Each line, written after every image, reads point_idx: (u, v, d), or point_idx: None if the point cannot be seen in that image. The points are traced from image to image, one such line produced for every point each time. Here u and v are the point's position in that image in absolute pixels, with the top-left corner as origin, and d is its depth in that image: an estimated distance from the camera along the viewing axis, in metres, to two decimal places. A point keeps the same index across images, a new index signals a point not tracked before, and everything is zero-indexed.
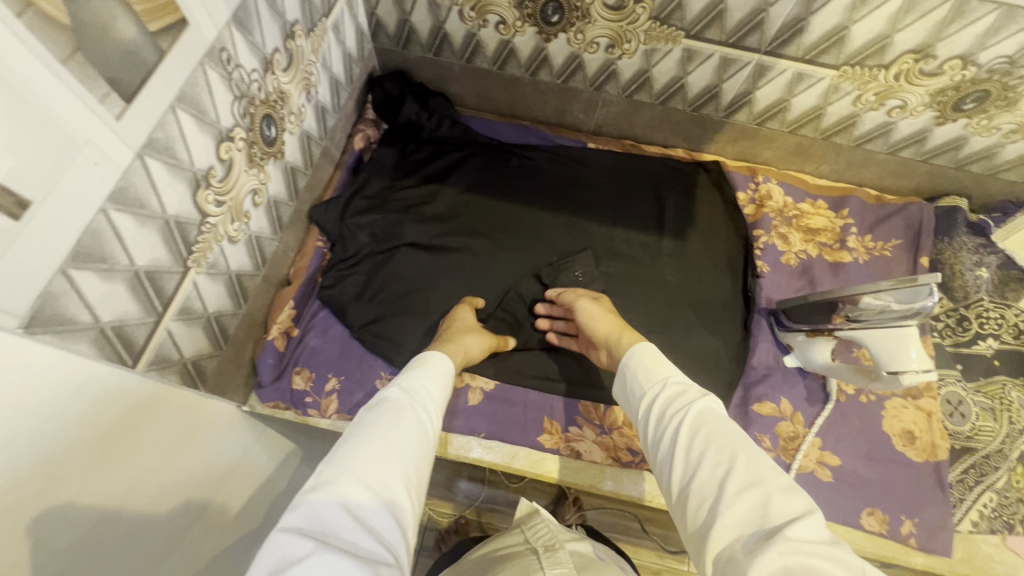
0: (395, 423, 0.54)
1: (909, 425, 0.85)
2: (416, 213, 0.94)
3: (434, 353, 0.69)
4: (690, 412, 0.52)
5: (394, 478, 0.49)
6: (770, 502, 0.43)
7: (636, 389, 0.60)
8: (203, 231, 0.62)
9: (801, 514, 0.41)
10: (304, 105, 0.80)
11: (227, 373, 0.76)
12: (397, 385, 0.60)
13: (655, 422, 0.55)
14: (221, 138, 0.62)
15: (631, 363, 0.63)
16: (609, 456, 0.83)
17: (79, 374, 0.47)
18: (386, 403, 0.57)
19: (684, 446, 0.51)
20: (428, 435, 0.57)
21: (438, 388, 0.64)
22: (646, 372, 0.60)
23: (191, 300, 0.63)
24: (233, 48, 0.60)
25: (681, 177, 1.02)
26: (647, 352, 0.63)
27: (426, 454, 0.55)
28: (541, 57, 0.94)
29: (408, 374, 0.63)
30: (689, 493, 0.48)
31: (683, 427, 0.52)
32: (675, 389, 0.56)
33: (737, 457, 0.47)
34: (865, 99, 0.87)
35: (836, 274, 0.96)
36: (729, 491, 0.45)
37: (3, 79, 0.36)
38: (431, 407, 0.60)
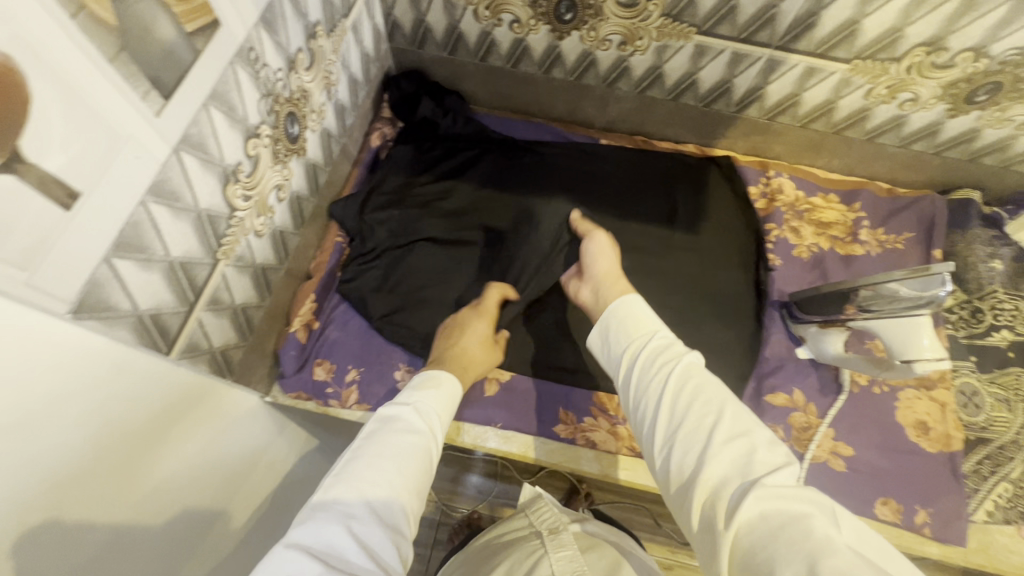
0: (399, 446, 0.58)
1: (923, 416, 0.86)
2: (433, 209, 0.96)
3: (446, 374, 0.72)
4: (679, 365, 0.53)
5: (395, 505, 0.54)
6: (756, 453, 0.46)
7: (621, 340, 0.60)
8: (231, 224, 0.64)
9: (779, 466, 0.45)
10: (325, 103, 0.82)
11: (252, 364, 0.78)
12: (408, 404, 0.64)
13: (641, 373, 0.56)
14: (248, 134, 0.64)
15: (615, 312, 0.62)
16: (623, 446, 0.84)
17: (121, 360, 0.50)
18: (394, 423, 0.61)
19: (671, 399, 0.52)
20: (433, 459, 0.61)
21: (447, 410, 0.67)
22: (632, 324, 0.60)
23: (220, 292, 0.65)
24: (261, 48, 0.62)
25: (692, 172, 1.04)
26: (632, 301, 0.62)
27: (428, 474, 0.60)
28: (554, 54, 0.95)
29: (419, 392, 0.67)
30: (676, 442, 0.50)
31: (671, 378, 0.53)
32: (661, 342, 0.57)
33: (726, 410, 0.49)
34: (877, 92, 0.88)
35: (848, 266, 0.96)
36: (717, 441, 0.47)
37: (60, 78, 0.39)
38: (438, 426, 0.65)
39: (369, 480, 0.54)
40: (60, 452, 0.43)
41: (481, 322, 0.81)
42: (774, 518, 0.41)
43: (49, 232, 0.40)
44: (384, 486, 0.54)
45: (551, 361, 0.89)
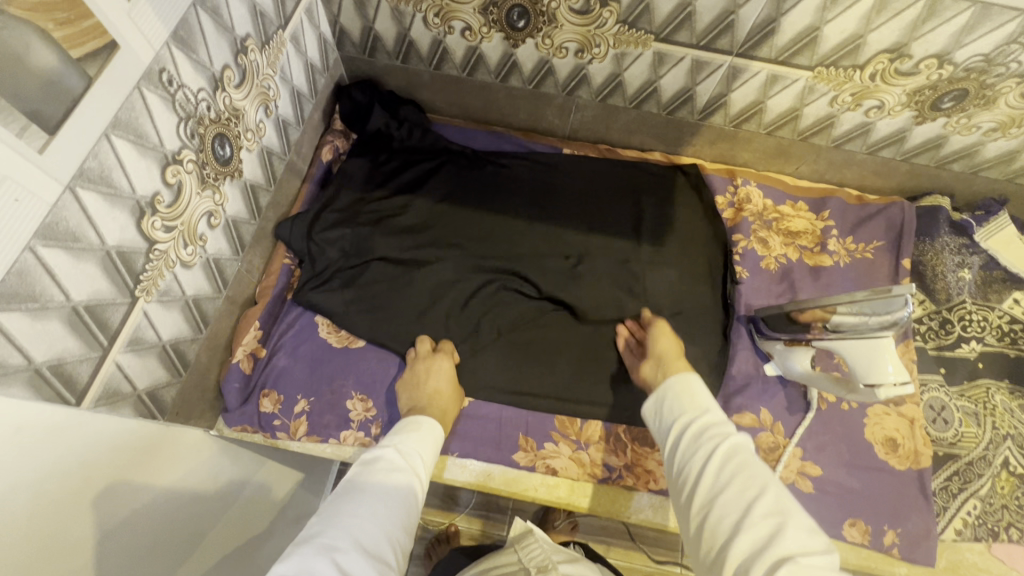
0: (384, 488, 0.60)
1: (891, 432, 0.84)
2: (386, 225, 0.92)
3: (427, 418, 0.75)
4: (728, 440, 0.56)
5: (381, 536, 0.55)
6: (793, 531, 0.47)
7: (671, 413, 0.64)
8: (151, 259, 0.60)
9: (814, 551, 0.46)
10: (262, 120, 0.77)
11: (191, 399, 0.74)
12: (393, 446, 0.67)
13: (688, 441, 0.59)
14: (166, 161, 0.59)
15: (669, 386, 0.66)
16: (585, 472, 0.81)
17: (18, 418, 0.46)
18: (379, 464, 0.63)
19: (712, 469, 0.54)
20: (415, 497, 0.62)
21: (428, 452, 0.70)
22: (684, 398, 0.64)
23: (142, 330, 0.61)
24: (175, 68, 0.58)
25: (659, 181, 1.00)
26: (689, 380, 0.66)
27: (411, 513, 0.61)
28: (510, 63, 0.91)
29: (400, 436, 0.69)
30: (711, 510, 0.52)
31: (718, 453, 0.55)
32: (712, 420, 0.59)
33: (767, 490, 0.51)
34: (842, 100, 0.85)
35: (817, 278, 0.94)
36: (756, 515, 0.49)
37: None
38: (421, 470, 0.67)
39: (352, 511, 0.56)
40: (23, 496, 0.45)
41: (441, 364, 0.81)
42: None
43: None
44: (370, 518, 0.56)
45: (511, 385, 0.85)
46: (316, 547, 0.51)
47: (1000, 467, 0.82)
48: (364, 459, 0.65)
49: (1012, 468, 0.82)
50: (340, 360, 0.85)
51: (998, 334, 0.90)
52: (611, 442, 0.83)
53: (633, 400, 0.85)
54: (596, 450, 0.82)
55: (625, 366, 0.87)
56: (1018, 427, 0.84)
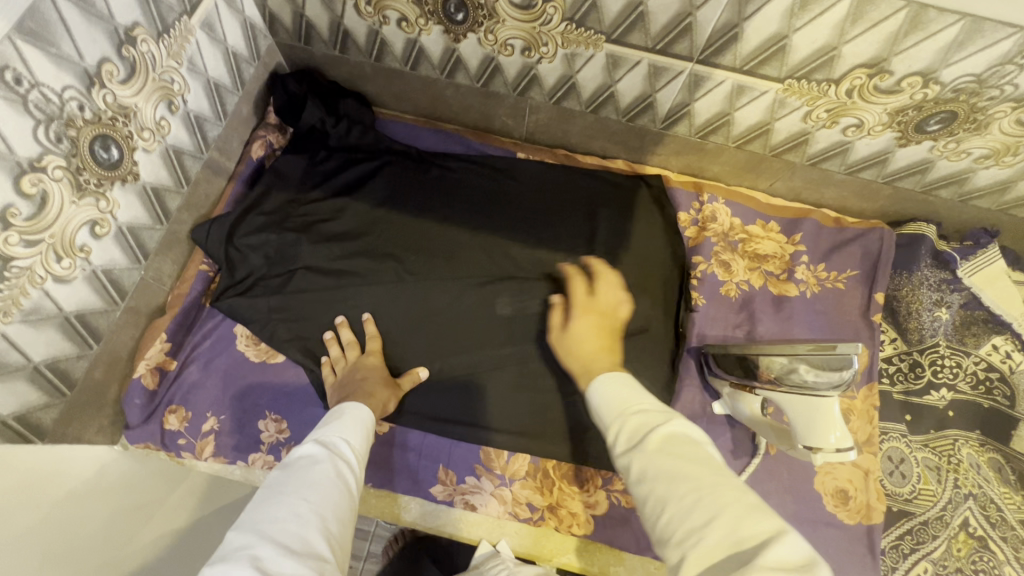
0: (313, 479, 0.52)
1: (843, 483, 0.78)
2: (315, 232, 0.86)
3: (355, 402, 0.67)
4: (654, 441, 0.47)
5: (313, 535, 0.47)
6: (740, 531, 0.40)
7: (600, 420, 0.54)
8: (7, 277, 0.54)
9: (775, 535, 0.39)
10: (165, 117, 0.70)
11: (84, 416, 0.70)
12: (316, 438, 0.59)
13: (619, 449, 0.50)
14: (20, 170, 0.53)
15: (596, 390, 0.56)
16: (507, 510, 0.76)
17: None
18: (302, 461, 0.55)
19: (643, 482, 0.46)
20: (349, 488, 0.55)
21: (360, 439, 0.62)
22: (612, 405, 0.54)
23: (2, 353, 0.56)
24: (25, 65, 0.51)
25: (616, 193, 0.93)
26: (617, 380, 0.56)
27: (348, 503, 0.53)
28: (454, 58, 0.83)
29: (323, 426, 0.61)
30: (662, 539, 0.43)
31: (647, 460, 0.46)
32: (634, 420, 0.51)
33: (705, 487, 0.43)
34: (816, 116, 0.76)
35: (779, 310, 0.86)
36: (697, 527, 0.41)
37: None
38: (353, 454, 0.59)
39: (276, 514, 0.48)
40: None
41: (372, 358, 0.78)
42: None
43: None
44: (294, 518, 0.47)
45: (435, 411, 0.80)
46: (233, 565, 0.42)
47: (958, 528, 0.76)
48: (285, 457, 0.56)
49: (972, 530, 0.76)
50: (254, 376, 0.80)
51: (972, 381, 0.83)
52: (537, 480, 0.77)
53: (564, 435, 0.79)
54: (521, 487, 0.77)
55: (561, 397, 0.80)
56: (981, 486, 0.78)
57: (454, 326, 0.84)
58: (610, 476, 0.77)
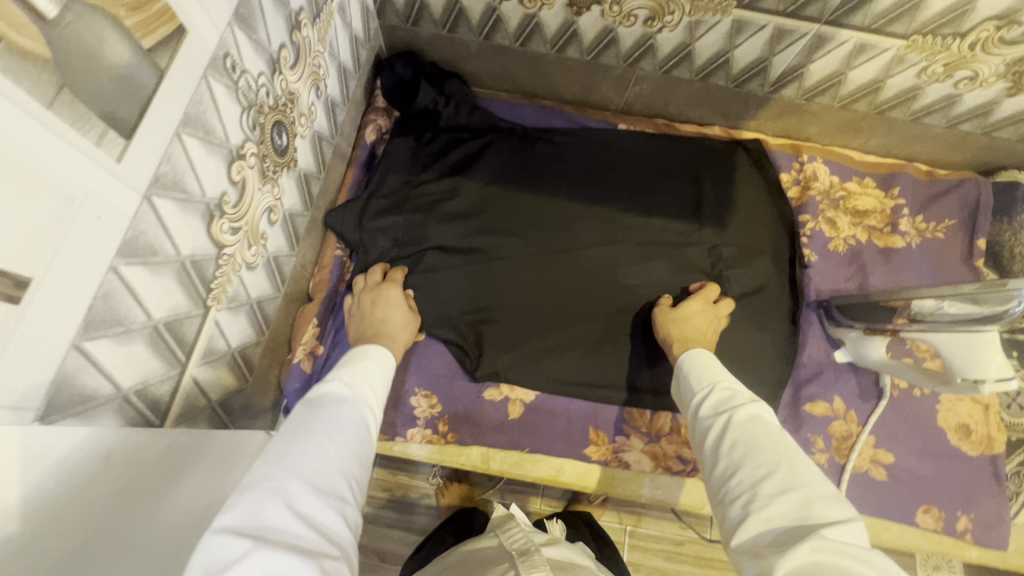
0: (336, 421, 0.52)
1: (965, 418, 0.83)
2: (438, 212, 0.88)
3: (376, 347, 0.67)
4: (740, 414, 0.55)
5: (336, 473, 0.48)
6: (809, 506, 0.45)
7: (688, 387, 0.64)
8: (221, 265, 0.55)
9: (841, 520, 0.43)
10: (314, 102, 0.71)
11: (256, 402, 0.72)
12: (337, 382, 0.59)
13: (705, 419, 0.58)
14: (232, 158, 0.54)
15: (684, 361, 0.67)
16: (658, 465, 0.82)
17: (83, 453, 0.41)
18: (324, 403, 0.55)
19: (721, 448, 0.53)
20: (367, 431, 0.55)
21: (379, 389, 0.62)
22: (700, 376, 0.64)
23: (214, 340, 0.57)
24: (238, 51, 0.51)
25: (718, 158, 0.96)
26: (708, 358, 0.66)
27: (366, 449, 0.54)
28: (570, 32, 0.84)
29: (343, 369, 0.61)
30: (727, 493, 0.50)
31: (727, 426, 0.54)
32: (722, 394, 0.59)
33: (781, 462, 0.48)
34: (932, 71, 0.79)
35: (888, 261, 0.90)
36: (765, 492, 0.47)
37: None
38: (373, 402, 0.60)
39: (303, 451, 0.47)
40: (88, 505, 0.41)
41: (388, 294, 0.78)
42: (830, 569, 0.38)
43: None
44: (318, 455, 0.47)
45: (577, 378, 0.83)
46: (260, 492, 0.43)
47: None
48: (309, 397, 0.56)
49: None
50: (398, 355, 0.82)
51: None
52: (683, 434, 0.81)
53: None
54: (668, 442, 0.82)
55: None
56: None
57: (583, 296, 0.87)
58: None
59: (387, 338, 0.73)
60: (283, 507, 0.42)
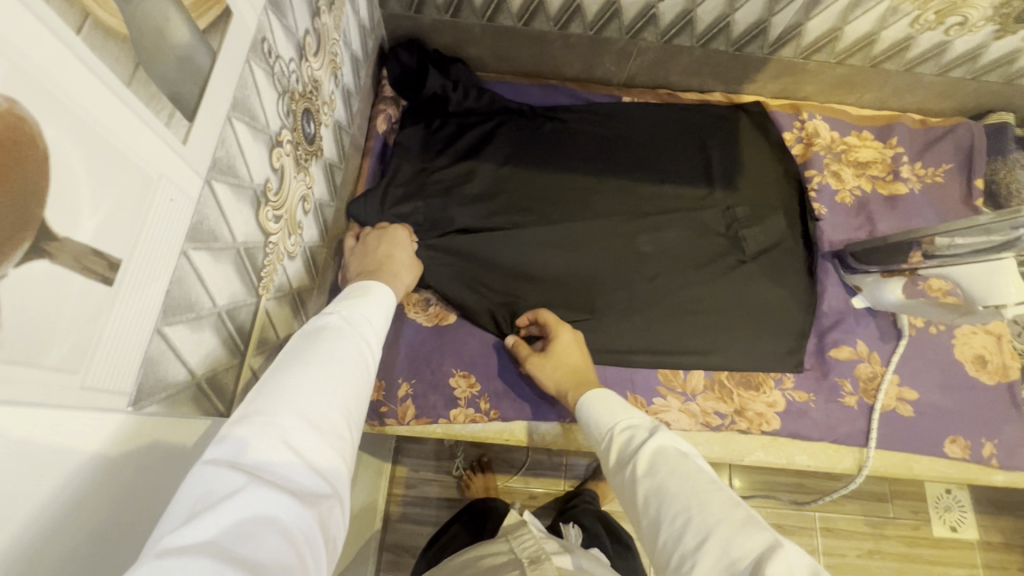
0: (335, 354, 0.48)
1: (980, 349, 0.87)
2: (456, 195, 0.88)
3: (377, 284, 0.62)
4: (642, 457, 0.54)
5: (333, 409, 0.44)
6: (728, 548, 0.43)
7: (596, 439, 0.63)
8: (268, 252, 0.55)
9: (763, 550, 0.42)
10: (333, 91, 0.71)
11: None
12: (336, 313, 0.53)
13: (618, 472, 0.56)
14: (272, 144, 0.54)
15: (585, 409, 0.66)
16: (698, 422, 0.82)
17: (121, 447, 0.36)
18: (324, 332, 0.50)
19: (639, 503, 0.52)
20: (369, 367, 0.51)
21: (380, 326, 0.57)
22: (600, 422, 0.63)
23: (266, 330, 0.57)
24: (272, 37, 0.51)
25: (722, 122, 0.98)
26: (604, 398, 0.65)
27: (365, 386, 0.49)
28: (573, 7, 0.85)
29: (342, 304, 0.56)
30: (657, 553, 0.48)
31: (638, 471, 0.53)
32: (624, 439, 0.58)
33: (691, 505, 0.48)
34: (924, 19, 0.82)
35: (894, 207, 0.93)
36: (687, 546, 0.45)
37: (91, 129, 0.30)
38: (373, 338, 0.55)
39: (300, 383, 0.43)
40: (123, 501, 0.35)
41: (395, 236, 0.78)
42: None
43: (86, 312, 0.31)
44: (319, 392, 0.43)
45: (611, 345, 0.84)
46: (252, 427, 0.39)
47: None
48: (305, 327, 0.51)
49: None
50: (427, 338, 0.83)
51: None
52: (718, 389, 0.83)
53: (731, 347, 0.85)
54: (704, 399, 0.83)
55: (721, 314, 0.86)
56: None
57: (606, 266, 0.88)
58: (780, 377, 0.85)
59: (390, 276, 0.72)
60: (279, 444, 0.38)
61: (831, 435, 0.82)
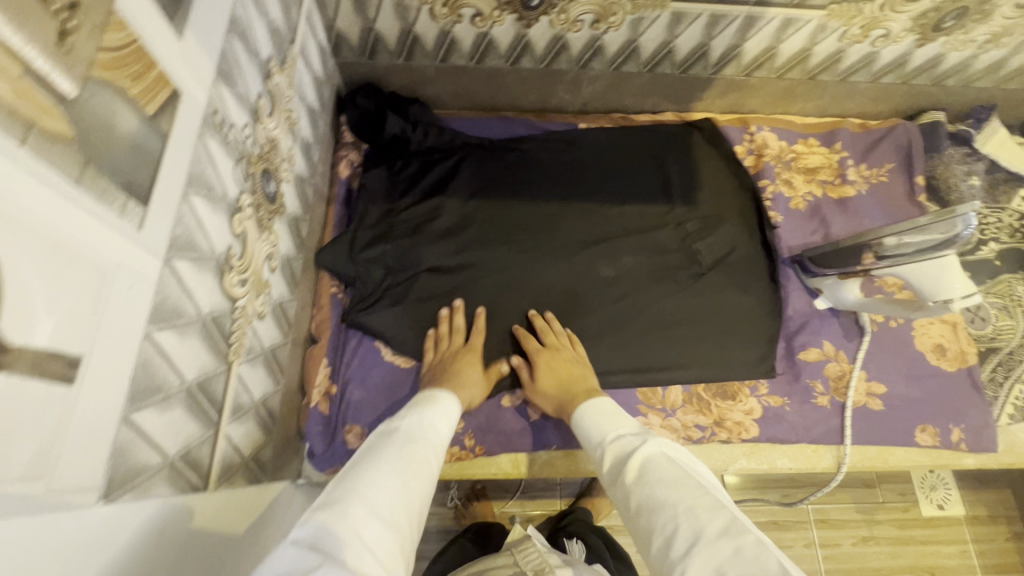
0: (408, 456, 0.57)
1: (939, 339, 0.91)
2: (425, 233, 0.89)
3: (444, 394, 0.70)
4: (631, 468, 0.56)
5: (399, 505, 0.51)
6: (714, 555, 0.44)
7: (591, 454, 0.64)
8: (236, 317, 0.55)
9: (746, 551, 0.43)
10: (292, 146, 0.71)
11: (281, 452, 0.71)
12: (406, 419, 0.63)
13: (612, 487, 0.58)
14: (232, 211, 0.54)
15: (580, 425, 0.68)
16: (679, 436, 0.84)
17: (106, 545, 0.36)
18: (396, 436, 0.60)
19: (632, 511, 0.53)
20: (430, 467, 0.59)
21: (443, 433, 0.65)
22: (594, 433, 0.65)
23: (240, 395, 0.57)
24: (225, 107, 0.52)
25: (676, 140, 1.02)
26: (601, 408, 0.68)
27: (426, 489, 0.56)
28: (522, 44, 0.88)
29: (410, 410, 0.66)
30: (651, 559, 0.49)
31: (630, 483, 0.55)
32: (618, 451, 0.60)
33: (678, 512, 0.49)
34: (851, 33, 0.87)
35: (845, 209, 0.98)
36: (678, 551, 0.46)
37: (40, 234, 0.30)
38: (437, 442, 0.63)
39: (376, 476, 0.52)
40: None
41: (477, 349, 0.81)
42: None
43: (48, 419, 0.31)
44: (389, 487, 0.51)
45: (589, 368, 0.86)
46: (335, 508, 0.47)
47: None
48: (380, 432, 0.61)
49: None
50: (411, 379, 0.83)
51: (1011, 231, 0.97)
52: (696, 403, 0.86)
53: (705, 359, 0.87)
54: (684, 413, 0.85)
55: (692, 327, 0.89)
56: None
57: (578, 290, 0.90)
58: (755, 384, 0.87)
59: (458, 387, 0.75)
60: (353, 522, 0.46)
61: (807, 436, 0.85)
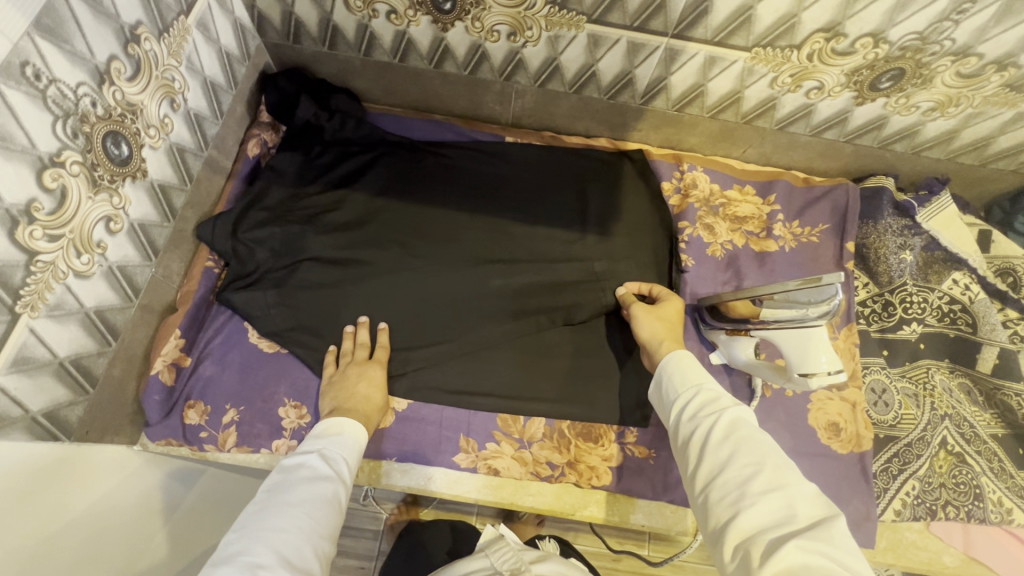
0: (310, 494, 0.58)
1: (834, 417, 0.84)
2: (318, 222, 0.87)
3: (350, 421, 0.70)
4: (724, 416, 0.57)
5: (304, 545, 0.53)
6: (796, 507, 0.49)
7: (670, 391, 0.64)
8: (34, 272, 0.55)
9: (826, 520, 0.47)
10: (167, 115, 0.71)
11: (105, 416, 0.72)
12: (316, 451, 0.64)
13: (684, 423, 0.60)
14: (43, 165, 0.54)
15: (664, 365, 0.66)
16: (528, 471, 0.82)
17: None
18: (303, 470, 0.61)
19: (708, 448, 0.55)
20: (340, 500, 0.60)
21: (351, 456, 0.67)
22: (680, 375, 0.64)
23: (30, 349, 0.56)
24: (44, 61, 0.52)
25: (604, 169, 0.98)
26: (685, 360, 0.66)
27: (336, 517, 0.58)
28: (442, 47, 0.87)
29: (321, 439, 0.66)
30: (713, 491, 0.53)
31: (716, 428, 0.56)
32: (708, 396, 0.60)
33: (768, 463, 0.52)
34: (782, 81, 0.83)
35: (762, 265, 0.93)
36: (754, 492, 0.50)
37: None
38: (346, 473, 0.64)
39: (278, 522, 0.53)
40: None
41: (376, 371, 0.78)
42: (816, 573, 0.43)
43: None
44: (294, 531, 0.53)
45: (451, 384, 0.83)
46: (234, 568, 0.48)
47: (937, 446, 0.83)
48: (285, 465, 0.62)
49: (951, 447, 0.83)
50: (264, 366, 0.82)
51: (939, 315, 0.90)
52: (555, 441, 0.83)
53: (571, 394, 0.84)
54: (539, 448, 0.83)
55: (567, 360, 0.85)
56: (954, 407, 0.85)
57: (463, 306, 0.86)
58: (622, 430, 0.84)
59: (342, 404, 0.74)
60: None
61: (663, 495, 0.82)
